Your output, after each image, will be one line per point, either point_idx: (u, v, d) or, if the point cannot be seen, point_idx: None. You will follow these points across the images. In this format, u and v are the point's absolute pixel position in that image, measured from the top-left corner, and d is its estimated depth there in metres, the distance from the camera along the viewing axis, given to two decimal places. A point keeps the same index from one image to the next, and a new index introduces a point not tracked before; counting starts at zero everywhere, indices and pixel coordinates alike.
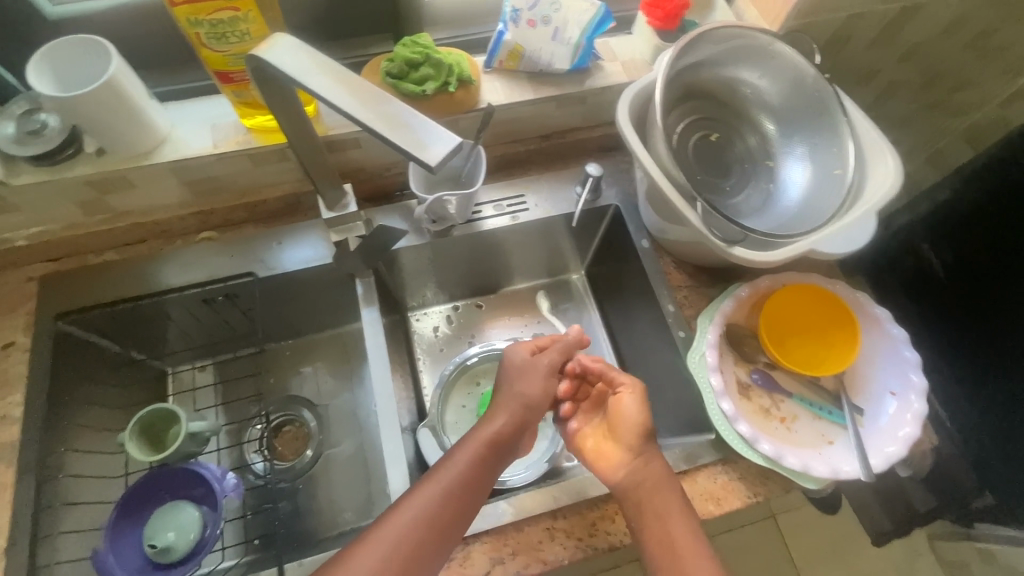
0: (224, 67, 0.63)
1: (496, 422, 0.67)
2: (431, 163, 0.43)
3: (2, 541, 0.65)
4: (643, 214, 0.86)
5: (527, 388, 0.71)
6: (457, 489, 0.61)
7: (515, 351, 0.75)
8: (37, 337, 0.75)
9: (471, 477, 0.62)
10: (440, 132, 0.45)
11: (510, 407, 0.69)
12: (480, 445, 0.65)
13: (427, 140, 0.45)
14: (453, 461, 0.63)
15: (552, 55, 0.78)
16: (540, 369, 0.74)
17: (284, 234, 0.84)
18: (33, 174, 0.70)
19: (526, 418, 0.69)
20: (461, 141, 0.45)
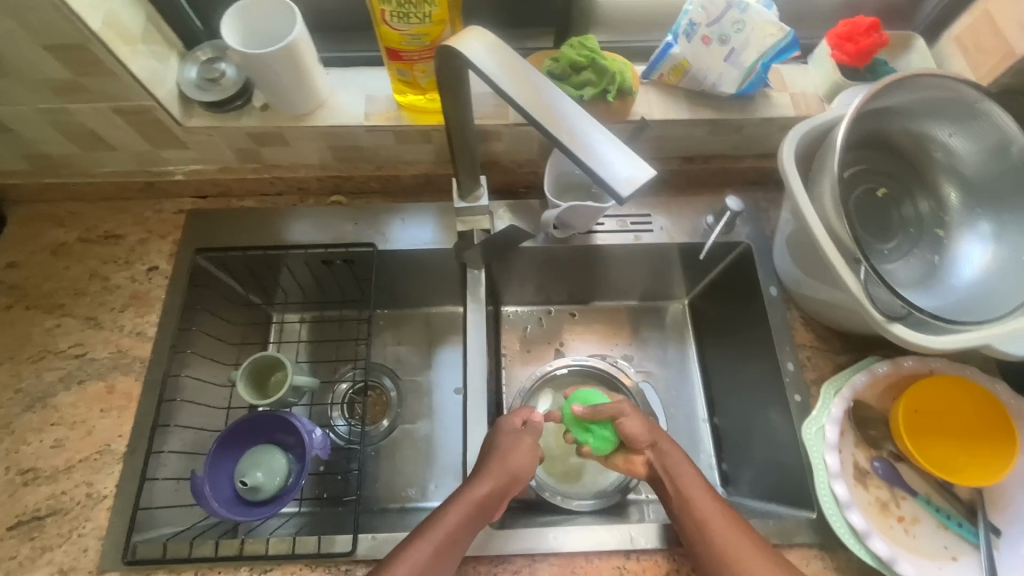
0: (397, 45, 0.65)
1: (487, 483, 0.62)
2: (623, 194, 0.43)
3: (123, 446, 0.72)
4: (778, 260, 0.80)
5: (518, 456, 0.66)
6: (447, 550, 0.57)
7: (504, 421, 0.70)
8: (180, 266, 0.82)
9: (458, 540, 0.58)
10: (632, 160, 0.44)
11: (501, 470, 0.64)
12: (471, 506, 0.60)
13: (621, 168, 0.44)
14: (441, 519, 0.59)
15: (720, 76, 0.74)
16: (526, 440, 0.68)
17: (408, 212, 0.85)
18: (205, 118, 0.76)
19: (512, 482, 0.64)
20: (652, 171, 0.44)
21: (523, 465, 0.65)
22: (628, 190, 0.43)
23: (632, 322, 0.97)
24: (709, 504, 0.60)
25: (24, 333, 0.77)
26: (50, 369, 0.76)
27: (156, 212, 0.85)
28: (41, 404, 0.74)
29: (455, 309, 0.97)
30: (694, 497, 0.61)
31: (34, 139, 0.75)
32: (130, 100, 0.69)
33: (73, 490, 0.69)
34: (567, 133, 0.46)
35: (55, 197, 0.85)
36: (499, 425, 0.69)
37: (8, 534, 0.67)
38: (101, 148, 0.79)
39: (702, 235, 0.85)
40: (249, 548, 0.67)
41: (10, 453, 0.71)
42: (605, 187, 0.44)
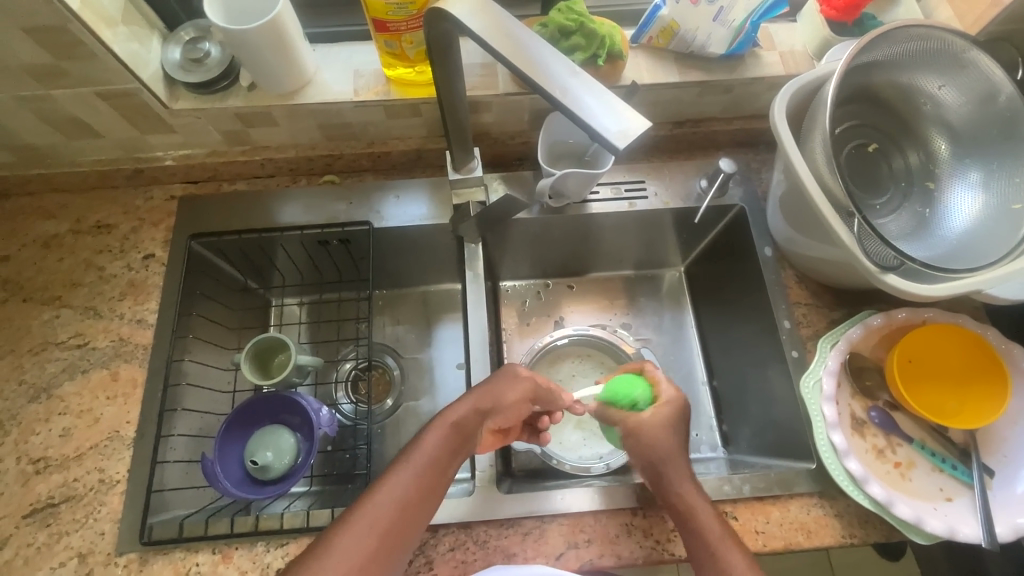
0: (383, 16, 0.64)
1: (470, 410, 0.64)
2: (618, 146, 0.43)
3: (133, 432, 0.72)
4: (771, 219, 0.81)
5: (494, 383, 0.67)
6: (431, 473, 0.59)
7: (513, 363, 0.70)
8: (176, 252, 0.82)
9: (443, 464, 0.60)
10: (623, 108, 0.45)
11: (483, 395, 0.66)
12: (447, 436, 0.62)
13: (613, 122, 0.44)
14: (417, 452, 0.60)
15: (708, 37, 0.73)
16: (514, 373, 0.69)
17: (400, 188, 0.85)
18: (191, 101, 0.74)
19: (493, 405, 0.66)
20: (649, 123, 0.44)
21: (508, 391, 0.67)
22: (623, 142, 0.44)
23: (628, 291, 0.98)
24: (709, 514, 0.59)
25: (22, 326, 0.77)
26: (52, 360, 0.76)
27: (147, 199, 0.85)
28: (46, 394, 0.74)
29: (453, 286, 0.98)
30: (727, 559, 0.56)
31: (16, 128, 0.74)
32: (114, 83, 0.68)
33: (85, 476, 0.70)
34: (561, 92, 0.46)
35: (41, 189, 0.84)
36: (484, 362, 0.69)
37: (24, 522, 0.68)
38: (87, 136, 0.77)
39: (696, 199, 0.85)
40: (263, 524, 0.69)
41: (18, 444, 0.72)
42: (599, 141, 0.44)
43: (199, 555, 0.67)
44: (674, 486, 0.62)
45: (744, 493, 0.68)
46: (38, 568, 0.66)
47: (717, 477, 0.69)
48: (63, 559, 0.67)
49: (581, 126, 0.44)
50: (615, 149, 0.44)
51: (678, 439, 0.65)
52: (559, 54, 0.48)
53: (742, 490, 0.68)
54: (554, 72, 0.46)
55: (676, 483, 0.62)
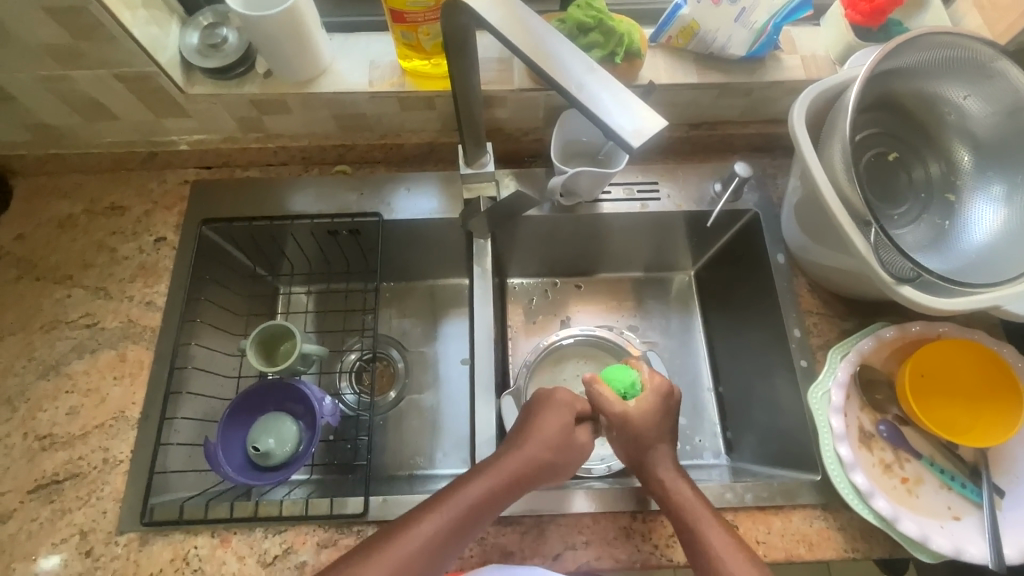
0: (401, 7, 0.64)
1: (519, 461, 0.61)
2: (633, 144, 0.43)
3: (138, 414, 0.73)
4: (785, 226, 0.80)
5: (558, 429, 0.64)
6: (464, 525, 0.57)
7: (564, 398, 0.66)
8: (187, 237, 0.82)
9: (484, 509, 0.58)
10: (638, 108, 0.44)
11: (546, 441, 0.63)
12: (500, 481, 0.60)
13: (628, 120, 0.43)
14: (464, 492, 0.58)
15: (729, 38, 0.72)
16: (567, 421, 0.65)
17: (412, 181, 0.85)
18: (207, 86, 0.74)
19: (556, 458, 0.63)
20: (665, 123, 0.43)
21: (559, 442, 0.63)
22: (638, 141, 0.43)
23: (636, 294, 0.97)
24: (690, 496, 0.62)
25: (34, 303, 0.78)
26: (62, 338, 0.77)
27: (161, 183, 0.85)
28: (55, 372, 0.75)
29: (460, 282, 0.98)
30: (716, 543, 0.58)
31: (35, 108, 0.75)
32: (131, 66, 0.69)
33: (90, 455, 0.71)
34: (578, 87, 0.45)
35: (58, 169, 0.85)
36: (550, 399, 0.66)
37: (29, 497, 0.69)
38: (104, 118, 0.78)
39: (709, 203, 0.84)
40: (262, 510, 0.69)
41: (26, 420, 0.72)
42: (614, 139, 0.44)
43: (198, 538, 0.67)
44: (653, 473, 0.64)
45: (746, 502, 0.67)
46: (41, 543, 0.67)
47: (720, 485, 0.69)
48: (65, 536, 0.67)
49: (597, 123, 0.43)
50: (629, 147, 0.43)
51: (664, 424, 0.66)
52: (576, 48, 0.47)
53: (744, 499, 0.68)
54: (571, 67, 0.46)
55: (658, 469, 0.64)
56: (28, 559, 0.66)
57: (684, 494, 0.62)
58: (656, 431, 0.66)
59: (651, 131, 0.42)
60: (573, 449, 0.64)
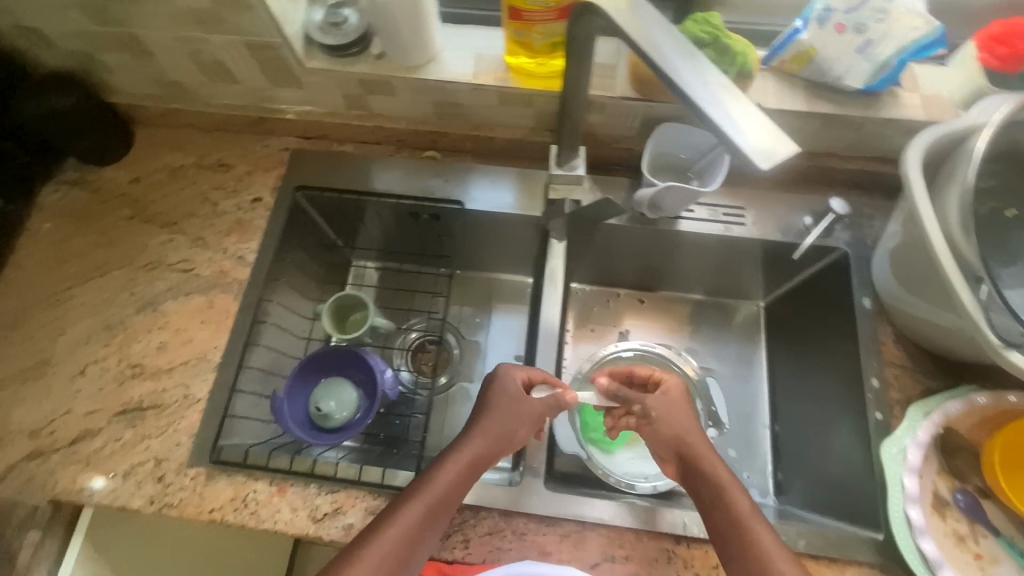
0: (521, 4, 0.65)
1: (479, 442, 0.64)
2: (761, 164, 0.41)
3: (218, 359, 0.78)
4: (877, 270, 0.76)
5: (509, 405, 0.67)
6: (440, 509, 0.60)
7: (509, 378, 0.69)
8: (281, 200, 0.87)
9: (455, 490, 0.61)
10: (769, 129, 0.43)
11: (496, 418, 0.66)
12: (462, 466, 0.63)
13: (756, 140, 0.42)
14: (433, 481, 0.61)
15: (847, 69, 0.70)
16: (520, 397, 0.68)
17: (497, 174, 0.87)
18: (323, 61, 0.78)
19: (512, 432, 0.67)
20: (796, 147, 0.42)
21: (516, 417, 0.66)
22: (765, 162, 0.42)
23: (702, 318, 0.95)
24: (734, 485, 0.61)
25: (140, 243, 0.85)
26: (160, 278, 0.83)
27: (264, 147, 0.91)
28: (150, 308, 0.81)
29: (524, 280, 0.98)
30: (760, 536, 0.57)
31: (169, 64, 0.81)
32: (261, 36, 0.73)
33: (172, 389, 0.77)
34: (705, 101, 0.44)
35: (176, 123, 0.92)
36: (494, 378, 0.69)
37: (115, 418, 0.75)
38: (226, 81, 0.84)
39: (796, 235, 0.82)
40: (318, 468, 0.72)
41: (121, 347, 0.79)
42: (739, 158, 0.42)
43: (258, 483, 0.71)
44: (694, 455, 0.64)
45: (798, 549, 0.65)
46: (121, 462, 0.73)
47: None
48: (141, 460, 0.73)
49: (723, 137, 0.42)
50: (754, 168, 0.42)
51: (685, 413, 0.68)
52: (709, 64, 0.47)
53: (797, 544, 0.65)
54: (701, 82, 0.45)
55: (698, 454, 0.64)
56: (108, 475, 0.72)
57: (727, 478, 0.61)
58: (683, 421, 0.67)
59: (782, 153, 0.41)
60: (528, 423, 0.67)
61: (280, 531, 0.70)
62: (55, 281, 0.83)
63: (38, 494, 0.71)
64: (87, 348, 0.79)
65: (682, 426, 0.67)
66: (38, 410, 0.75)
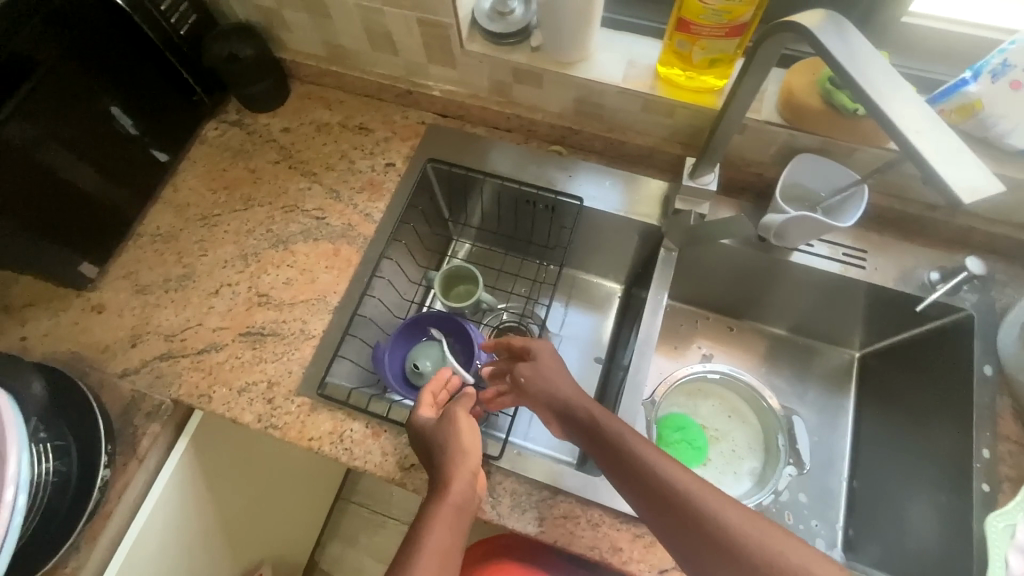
0: (693, 17, 0.67)
1: (455, 482, 0.61)
2: (963, 201, 0.42)
3: (336, 302, 0.84)
4: (1006, 338, 0.73)
5: (461, 444, 0.65)
6: (447, 554, 0.56)
7: (424, 419, 0.69)
8: (412, 168, 0.93)
9: (452, 547, 0.56)
10: (971, 166, 0.43)
11: (456, 464, 0.63)
12: (448, 510, 0.59)
13: (960, 176, 0.43)
14: (424, 532, 0.57)
15: (1013, 127, 0.68)
16: (448, 424, 0.67)
17: (618, 178, 0.89)
18: (483, 46, 0.83)
19: (472, 468, 0.64)
20: (1001, 187, 0.42)
21: (465, 445, 0.65)
22: (968, 198, 0.42)
23: (791, 357, 0.95)
24: (659, 459, 0.58)
25: (282, 185, 0.93)
26: (295, 220, 0.90)
27: (403, 118, 0.97)
28: (283, 245, 0.89)
29: (616, 287, 1.00)
30: (721, 515, 0.54)
31: (342, 29, 0.88)
32: (436, 14, 0.79)
33: (291, 322, 0.83)
34: (913, 134, 0.44)
35: (329, 83, 1.00)
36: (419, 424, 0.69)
37: (239, 338, 0.82)
38: (386, 52, 0.90)
39: (918, 288, 0.79)
40: None
41: (253, 275, 0.87)
42: (939, 191, 0.43)
43: (355, 422, 0.76)
44: (606, 432, 0.62)
45: None
46: (238, 377, 0.80)
47: None
48: (257, 379, 0.80)
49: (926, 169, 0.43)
50: (954, 202, 0.43)
51: (557, 370, 0.70)
52: (914, 95, 0.46)
53: None
54: (912, 115, 0.45)
55: (613, 434, 0.62)
56: (226, 387, 0.79)
57: (646, 450, 0.59)
58: (557, 380, 0.69)
59: (989, 192, 0.41)
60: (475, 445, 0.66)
61: (368, 470, 0.74)
62: (205, 206, 0.92)
63: (165, 390, 0.79)
64: (225, 271, 0.87)
65: (584, 404, 0.65)
66: (175, 317, 0.84)
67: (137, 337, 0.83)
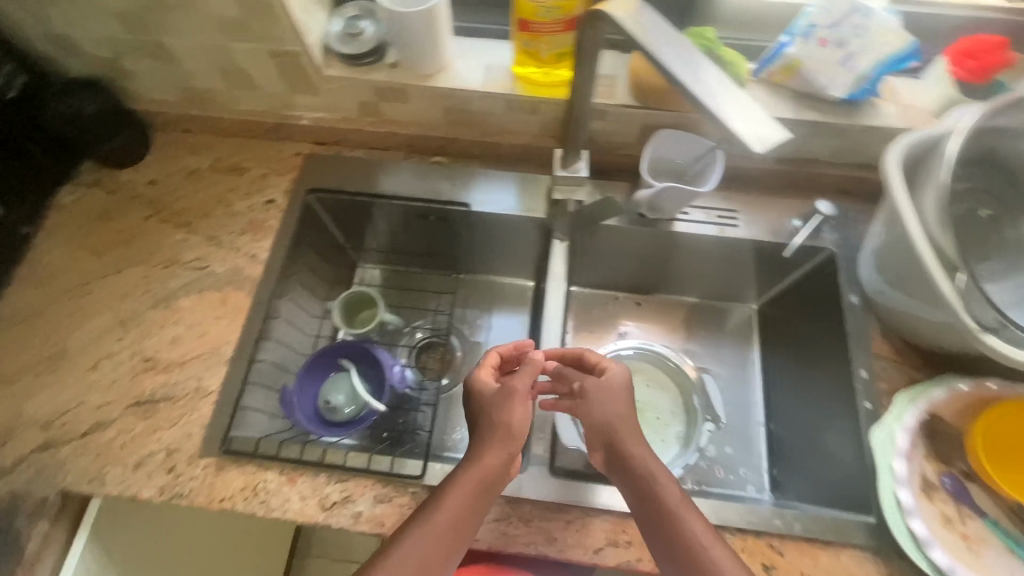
0: (530, 16, 0.71)
1: (487, 458, 0.64)
2: (757, 150, 0.46)
3: (231, 352, 0.80)
4: (863, 268, 0.80)
5: (512, 421, 0.66)
6: (452, 535, 0.60)
7: (479, 381, 0.70)
8: (294, 202, 0.90)
9: (464, 522, 0.61)
10: (761, 118, 0.47)
11: (500, 441, 0.65)
12: (473, 488, 0.63)
13: (752, 128, 0.47)
14: (443, 507, 0.61)
15: (831, 79, 0.75)
16: (506, 395, 0.68)
17: (502, 179, 0.91)
18: (340, 70, 0.83)
19: (514, 451, 0.66)
20: (788, 134, 0.46)
21: (515, 424, 0.66)
22: (761, 147, 0.46)
23: (698, 321, 0.99)
24: (671, 485, 0.62)
25: (155, 241, 0.88)
26: (175, 275, 0.85)
27: (278, 152, 0.94)
28: (165, 303, 0.83)
29: (526, 283, 1.01)
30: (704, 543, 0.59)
31: (192, 70, 0.85)
32: (284, 44, 0.78)
33: (184, 382, 0.78)
34: (710, 98, 0.48)
35: (193, 128, 0.96)
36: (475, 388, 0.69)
37: (127, 410, 0.76)
38: (244, 87, 0.88)
39: (786, 236, 0.86)
40: (329, 457, 0.73)
41: (135, 341, 0.81)
42: (737, 144, 0.47)
43: (268, 472, 0.72)
44: (630, 450, 0.65)
45: (794, 532, 0.68)
46: (132, 452, 0.74)
47: (769, 510, 0.69)
48: (153, 450, 0.74)
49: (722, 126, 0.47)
50: (751, 152, 0.46)
51: (621, 403, 0.68)
52: (710, 64, 0.50)
53: (793, 528, 0.68)
54: (707, 82, 0.49)
55: (631, 446, 0.65)
56: (119, 466, 0.73)
57: (665, 477, 0.63)
58: (616, 408, 0.67)
59: (776, 138, 0.45)
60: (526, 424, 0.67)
61: (290, 519, 0.71)
62: (71, 277, 0.85)
63: (48, 484, 0.72)
64: (102, 342, 0.81)
65: (620, 417, 0.67)
66: (51, 403, 0.77)
67: (7, 432, 0.75)
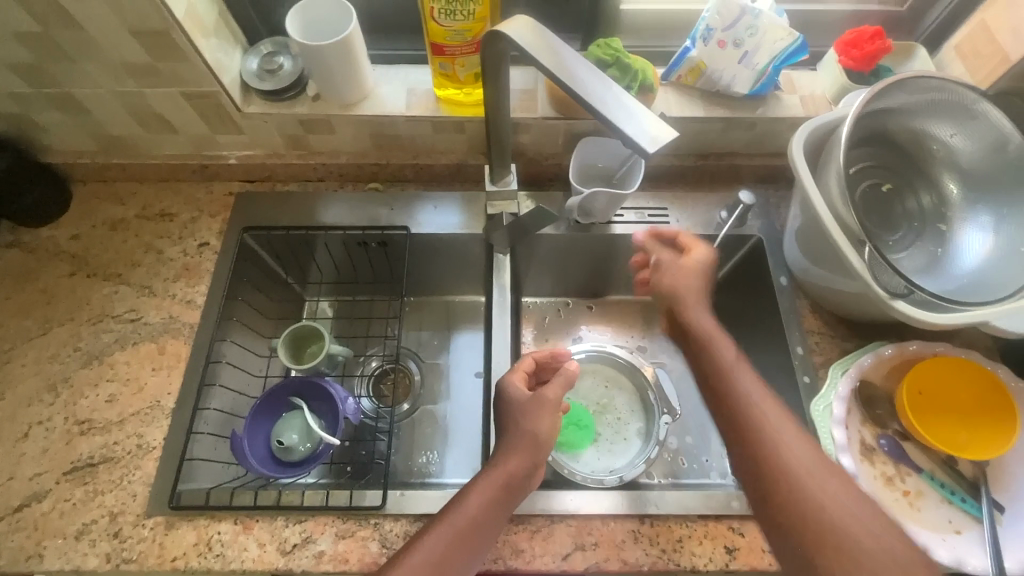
0: (441, 40, 0.73)
1: (513, 456, 0.65)
2: (649, 150, 0.49)
3: (172, 403, 0.77)
4: (788, 250, 0.84)
5: (540, 429, 0.67)
6: (468, 535, 0.59)
7: (511, 385, 0.70)
8: (228, 242, 0.88)
9: (484, 524, 0.60)
10: (651, 120, 0.50)
11: (525, 448, 0.65)
12: (496, 488, 0.63)
13: (643, 130, 0.50)
14: (461, 506, 0.61)
15: (733, 77, 0.80)
16: (540, 403, 0.68)
17: (439, 199, 0.92)
18: (261, 106, 0.83)
19: (539, 460, 0.65)
20: (675, 134, 0.49)
21: (542, 428, 0.67)
22: (653, 148, 0.49)
23: (646, 317, 1.02)
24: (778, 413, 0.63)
25: (83, 297, 0.84)
26: (107, 330, 0.82)
27: (208, 193, 0.93)
28: (97, 361, 0.80)
29: (477, 298, 1.02)
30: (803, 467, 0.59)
31: (106, 119, 0.83)
32: (198, 86, 0.77)
33: (124, 440, 0.75)
34: (604, 105, 0.51)
35: (115, 177, 0.93)
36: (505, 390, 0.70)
37: (63, 478, 0.72)
38: (165, 132, 0.86)
39: (716, 227, 0.89)
40: (284, 498, 0.71)
41: (67, 404, 0.77)
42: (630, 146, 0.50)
43: (221, 523, 0.70)
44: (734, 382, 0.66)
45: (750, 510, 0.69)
46: (72, 522, 0.70)
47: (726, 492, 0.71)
48: (95, 517, 0.70)
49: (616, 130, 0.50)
50: (645, 153, 0.50)
51: (695, 278, 0.76)
52: (603, 75, 0.54)
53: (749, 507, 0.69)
54: (601, 90, 0.52)
55: (739, 379, 0.66)
56: (58, 538, 0.69)
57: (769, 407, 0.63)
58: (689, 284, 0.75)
59: (664, 138, 0.48)
60: (554, 428, 0.68)
61: (248, 569, 0.68)
62: None
63: None
64: (31, 409, 0.76)
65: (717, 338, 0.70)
66: None
67: None
